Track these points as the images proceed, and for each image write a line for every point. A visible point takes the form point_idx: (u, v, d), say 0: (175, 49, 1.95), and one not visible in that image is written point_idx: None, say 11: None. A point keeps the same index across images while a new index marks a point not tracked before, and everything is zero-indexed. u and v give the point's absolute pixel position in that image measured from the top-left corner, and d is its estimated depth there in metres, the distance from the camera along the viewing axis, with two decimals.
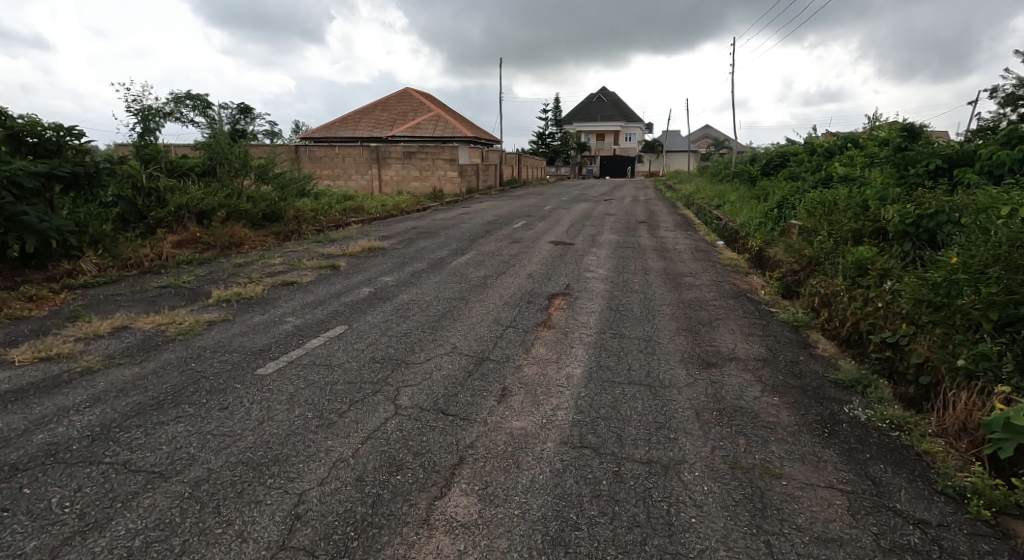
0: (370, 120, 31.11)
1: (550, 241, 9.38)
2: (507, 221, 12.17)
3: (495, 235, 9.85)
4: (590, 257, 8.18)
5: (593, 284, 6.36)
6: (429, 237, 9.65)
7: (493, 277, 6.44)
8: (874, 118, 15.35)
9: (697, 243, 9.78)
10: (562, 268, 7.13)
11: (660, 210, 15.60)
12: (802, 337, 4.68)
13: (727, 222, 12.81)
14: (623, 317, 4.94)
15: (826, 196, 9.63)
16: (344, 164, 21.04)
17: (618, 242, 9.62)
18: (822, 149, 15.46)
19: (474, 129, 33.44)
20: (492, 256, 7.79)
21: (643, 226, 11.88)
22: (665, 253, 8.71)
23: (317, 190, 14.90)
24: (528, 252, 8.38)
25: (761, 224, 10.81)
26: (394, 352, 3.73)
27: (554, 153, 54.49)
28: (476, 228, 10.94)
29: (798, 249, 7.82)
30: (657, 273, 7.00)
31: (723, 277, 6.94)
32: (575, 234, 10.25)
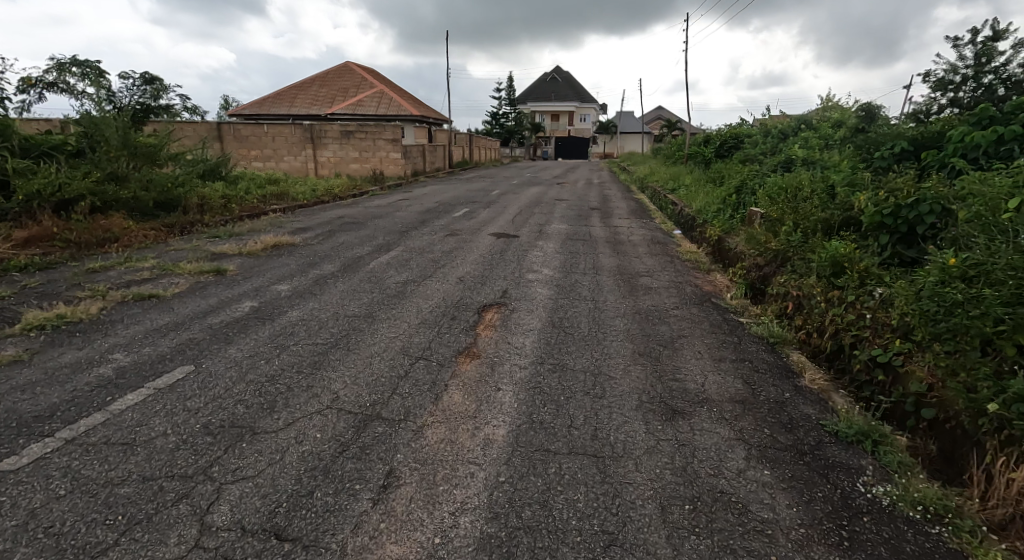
0: (308, 96, 29.12)
1: (491, 233, 8.36)
2: (447, 209, 11.05)
3: (431, 226, 8.74)
4: (535, 252, 7.20)
5: (534, 288, 5.40)
6: (355, 229, 8.46)
7: (416, 282, 5.38)
8: (827, 100, 14.94)
9: (652, 234, 8.96)
10: (500, 267, 6.13)
11: (614, 195, 14.83)
12: (782, 358, 3.86)
13: (682, 209, 12.09)
14: (567, 339, 3.99)
15: (788, 180, 8.95)
16: (275, 144, 19.40)
17: (567, 233, 8.69)
18: (777, 130, 14.93)
19: (421, 108, 31.83)
20: (420, 253, 6.72)
21: (595, 213, 11.01)
22: (618, 246, 7.84)
23: (237, 174, 13.37)
24: (464, 246, 7.33)
25: (719, 211, 10.09)
26: (242, 413, 2.66)
27: (507, 133, 53.18)
28: (411, 217, 9.80)
29: (762, 241, 7.09)
30: (609, 272, 6.11)
31: (683, 276, 6.10)
32: (520, 224, 9.26)
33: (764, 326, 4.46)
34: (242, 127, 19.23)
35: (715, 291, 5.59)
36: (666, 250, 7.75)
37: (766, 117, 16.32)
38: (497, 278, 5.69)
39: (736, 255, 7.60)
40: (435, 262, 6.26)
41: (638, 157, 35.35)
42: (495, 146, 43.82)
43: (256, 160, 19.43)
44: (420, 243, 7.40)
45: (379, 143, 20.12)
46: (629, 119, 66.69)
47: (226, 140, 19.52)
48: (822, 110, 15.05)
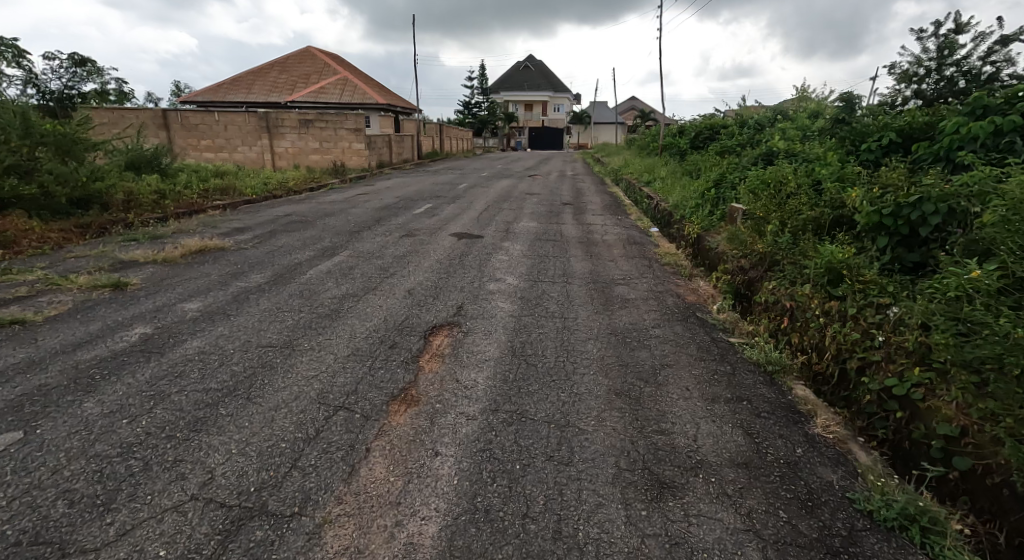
0: (266, 83, 27.93)
1: (452, 233, 7.60)
2: (407, 205, 10.26)
3: (386, 227, 7.93)
4: (498, 255, 6.48)
5: (494, 302, 4.69)
6: (300, 230, 7.62)
7: (355, 296, 4.60)
8: (802, 89, 14.52)
9: (627, 232, 8.31)
10: (457, 276, 5.39)
11: (587, 188, 14.17)
12: (785, 394, 3.22)
13: (659, 204, 11.49)
14: (528, 375, 3.29)
15: (770, 173, 8.39)
16: (228, 134, 18.81)
17: (535, 232, 8.00)
18: (753, 120, 14.41)
19: (388, 96, 30.70)
20: (367, 258, 5.96)
21: (567, 209, 10.35)
22: (591, 246, 7.17)
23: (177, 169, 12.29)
24: (419, 249, 6.56)
25: (697, 206, 9.50)
26: (57, 522, 1.91)
27: (479, 123, 52.18)
28: (366, 214, 8.99)
29: (747, 242, 6.49)
30: (580, 280, 5.43)
31: (663, 283, 5.45)
32: (485, 222, 8.53)
33: (759, 349, 3.83)
34: (192, 115, 18.70)
35: (699, 302, 4.94)
36: (642, 249, 7.09)
37: (742, 106, 15.82)
38: (450, 289, 4.93)
39: (717, 256, 7.01)
40: (382, 270, 5.49)
41: (613, 149, 34.82)
42: (467, 136, 42.91)
43: (208, 150, 18.97)
44: (370, 247, 6.61)
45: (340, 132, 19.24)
46: (602, 110, 66.25)
47: (173, 129, 18.96)
48: (799, 100, 14.59)
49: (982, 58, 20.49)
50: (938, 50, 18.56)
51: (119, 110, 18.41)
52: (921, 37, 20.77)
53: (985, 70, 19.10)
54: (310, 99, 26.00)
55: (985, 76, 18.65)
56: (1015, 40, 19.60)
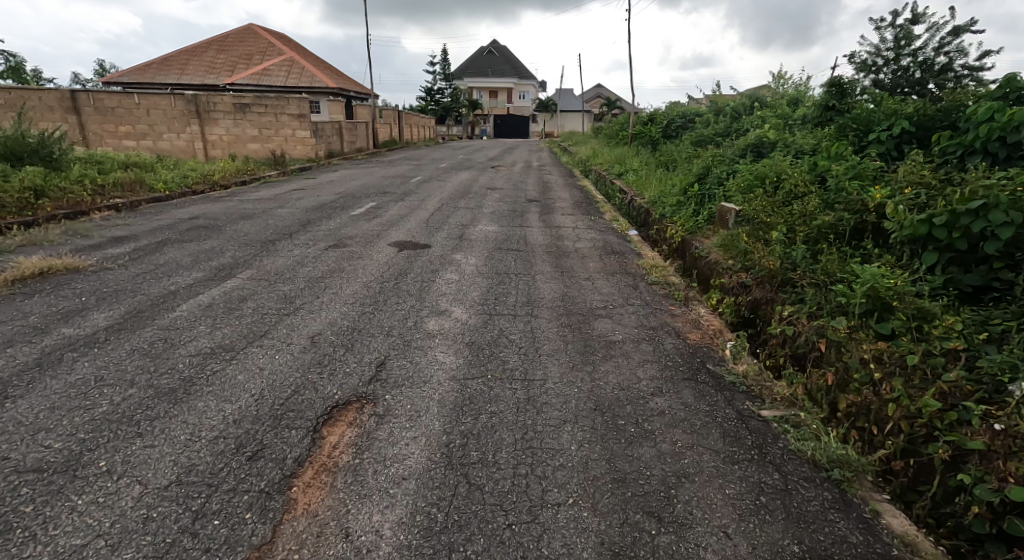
0: (204, 67, 27.45)
1: (391, 243, 6.25)
2: (346, 205, 8.86)
3: (313, 238, 6.52)
4: (444, 272, 5.17)
5: (427, 354, 3.40)
6: (199, 243, 6.23)
7: (229, 352, 3.24)
8: (779, 77, 13.48)
9: (602, 235, 7.09)
10: (384, 311, 4.06)
11: (555, 182, 12.94)
12: (877, 533, 2.03)
13: (635, 201, 10.31)
14: (469, 519, 2.02)
15: (762, 164, 7.13)
16: (150, 118, 18.48)
17: (493, 238, 6.69)
18: (729, 107, 13.27)
19: (341, 81, 28.75)
20: (270, 284, 4.60)
21: (532, 207, 9.08)
22: (559, 256, 5.92)
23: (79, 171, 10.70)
24: (343, 267, 5.22)
25: (678, 203, 8.30)
26: None
27: (441, 110, 50.41)
28: (292, 220, 7.56)
29: (749, 250, 5.24)
30: (548, 312, 4.17)
31: (654, 312, 4.20)
32: (434, 226, 7.20)
33: (810, 433, 2.58)
34: (106, 98, 18.42)
35: (704, 343, 3.69)
36: (622, 259, 5.85)
37: (716, 93, 14.68)
38: (370, 336, 3.60)
39: (706, 263, 5.79)
40: (284, 303, 4.14)
41: (580, 137, 33.61)
42: (430, 124, 41.26)
43: (126, 137, 18.76)
44: (280, 266, 5.25)
45: (282, 118, 19.34)
46: (568, 97, 64.99)
47: (85, 113, 18.53)
48: (775, 88, 13.50)
49: (939, 49, 20.10)
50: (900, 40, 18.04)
51: (21, 91, 17.76)
52: (883, 26, 20.21)
53: (940, 61, 18.76)
54: (252, 83, 25.39)
55: (947, 65, 18.21)
56: (973, 30, 19.31)
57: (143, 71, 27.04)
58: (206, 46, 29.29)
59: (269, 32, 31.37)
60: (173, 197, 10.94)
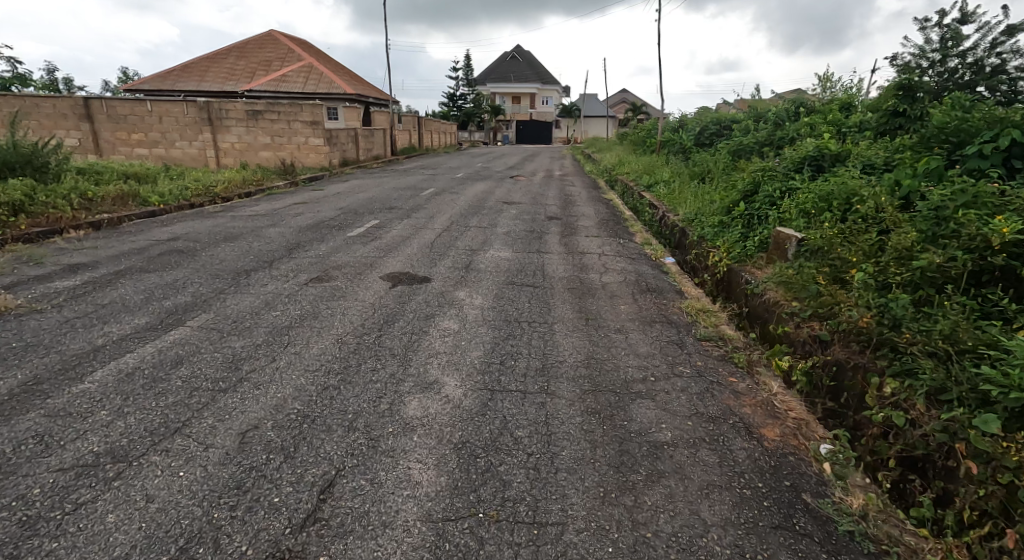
0: (223, 73, 27.31)
1: (384, 276, 5.31)
2: (345, 223, 8.02)
3: (295, 267, 5.63)
4: (440, 319, 4.20)
5: (394, 465, 2.43)
6: (164, 273, 5.41)
7: (117, 463, 2.30)
8: (826, 80, 12.15)
9: (634, 264, 6.02)
10: (352, 387, 3.08)
11: (578, 195, 11.91)
12: None
13: (669, 221, 9.20)
14: None
15: (826, 180, 5.96)
16: (163, 126, 18.18)
17: (504, 269, 5.70)
18: (770, 113, 11.99)
19: (359, 87, 28.18)
20: (221, 339, 3.71)
21: (552, 227, 8.06)
22: (583, 295, 4.90)
23: (71, 184, 10.12)
24: (317, 311, 4.29)
25: (720, 223, 7.19)
26: None
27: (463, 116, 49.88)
28: (279, 243, 6.72)
29: (824, 293, 4.11)
30: (568, 385, 3.16)
31: (711, 388, 3.14)
32: (437, 253, 6.24)
33: None
34: (120, 106, 18.09)
35: (788, 443, 2.61)
36: (659, 300, 4.79)
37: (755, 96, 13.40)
38: (324, 432, 2.63)
39: (761, 302, 4.68)
40: (226, 371, 3.21)
41: (603, 144, 32.41)
42: (450, 130, 40.53)
43: (140, 145, 18.43)
44: (244, 309, 4.36)
45: (295, 125, 18.67)
46: (593, 103, 63.82)
47: (98, 120, 18.30)
48: (822, 91, 12.11)
49: (994, 50, 18.50)
50: (953, 41, 16.61)
51: (35, 98, 17.79)
52: (933, 26, 18.70)
53: (993, 61, 17.12)
54: (270, 89, 25.01)
55: (1008, 68, 16.63)
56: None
57: (163, 78, 26.96)
58: (226, 53, 29.18)
59: (290, 39, 31.09)
60: (167, 212, 10.28)
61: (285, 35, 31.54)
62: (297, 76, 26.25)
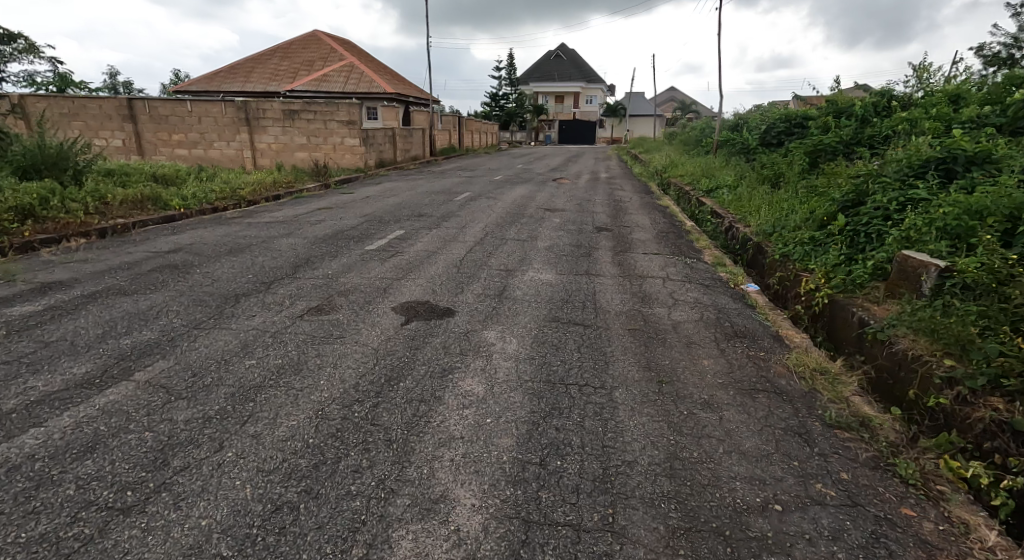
0: (266, 73, 27.25)
1: (398, 308, 4.30)
2: (367, 235, 7.13)
3: (296, 291, 4.70)
4: (461, 378, 3.16)
5: None
6: (144, 296, 4.56)
7: None
8: (922, 69, 10.53)
9: (709, 293, 4.84)
10: (317, 509, 2.06)
11: (629, 201, 10.73)
12: None
13: (741, 233, 7.90)
14: None
15: (969, 191, 4.64)
16: (202, 126, 17.94)
17: (547, 300, 4.61)
18: (854, 108, 10.44)
19: (400, 87, 27.61)
20: (164, 405, 2.75)
21: (602, 241, 6.91)
22: (649, 343, 3.75)
23: (92, 187, 9.58)
24: (302, 361, 3.29)
25: (814, 239, 5.91)
26: None
27: (507, 116, 49.13)
28: (289, 259, 5.85)
29: (1008, 355, 2.84)
30: (650, 515, 2.08)
31: (878, 535, 2.02)
32: (465, 276, 5.22)
33: None
34: (161, 106, 17.92)
35: None
36: (755, 352, 3.60)
37: (833, 89, 11.83)
38: None
39: (891, 354, 3.37)
40: (144, 469, 2.23)
41: (652, 143, 30.75)
42: (492, 130, 39.70)
43: (179, 145, 18.24)
44: (216, 352, 3.43)
45: (331, 125, 18.07)
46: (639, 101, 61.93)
47: (140, 121, 18.20)
48: (918, 83, 10.49)
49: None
50: None
51: (81, 98, 17.82)
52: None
53: None
54: (310, 89, 24.69)
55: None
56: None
57: (208, 79, 27.07)
58: (271, 53, 29.17)
59: (334, 39, 30.92)
60: (187, 216, 9.64)
61: (328, 35, 31.34)
62: (338, 75, 25.84)
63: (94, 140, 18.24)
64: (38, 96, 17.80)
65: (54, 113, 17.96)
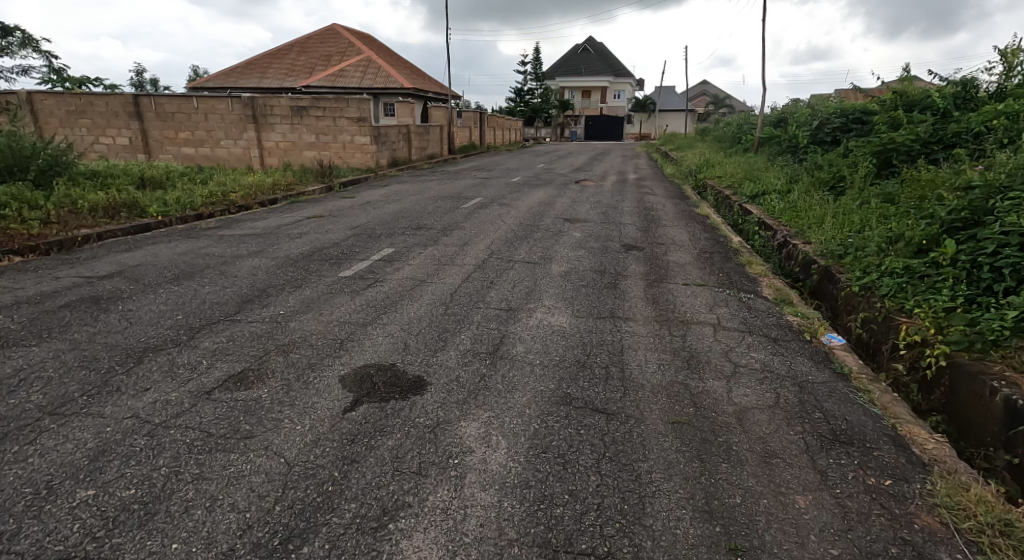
0: (283, 69, 26.50)
1: (350, 377, 3.13)
2: (350, 254, 6.01)
3: (223, 344, 3.54)
4: (409, 538, 1.99)
5: None
6: (26, 348, 3.47)
7: None
8: (1015, 54, 8.92)
9: (778, 354, 3.57)
10: None
11: (662, 208, 9.42)
12: None
13: (802, 253, 6.52)
14: None
15: None
16: (208, 124, 17.13)
17: (557, 364, 3.41)
18: (932, 101, 8.90)
19: (419, 82, 26.58)
20: None
21: (631, 265, 5.67)
22: (705, 457, 2.50)
23: (62, 192, 8.67)
24: (164, 494, 2.11)
25: (910, 271, 4.58)
26: None
27: (532, 112, 47.85)
28: (243, 289, 4.74)
29: None
30: None
31: None
32: (454, 321, 4.05)
33: None
34: (167, 102, 17.14)
35: None
36: (875, 479, 2.33)
37: (901, 79, 10.26)
38: None
39: None
40: None
41: (684, 139, 29.10)
42: (515, 126, 38.42)
43: (186, 143, 17.47)
44: (53, 463, 2.29)
45: (341, 122, 17.06)
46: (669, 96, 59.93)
47: (147, 118, 17.44)
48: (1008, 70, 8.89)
49: None
50: None
51: (87, 95, 17.15)
52: None
53: None
54: (326, 85, 23.82)
55: None
56: None
57: (225, 75, 26.42)
58: (289, 48, 28.42)
59: (353, 33, 30.08)
60: (164, 225, 8.64)
61: (348, 28, 30.49)
62: (355, 70, 24.90)
63: (101, 139, 17.55)
64: (46, 93, 17.27)
65: (61, 110, 17.35)
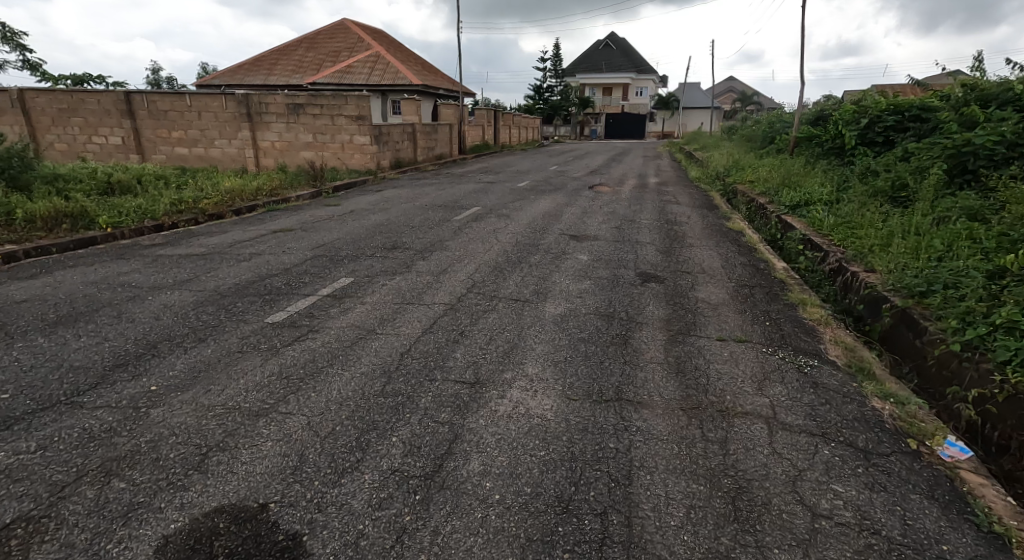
0: (290, 65, 25.58)
1: (180, 540, 1.93)
2: (294, 287, 4.81)
3: (23, 457, 2.35)
4: None
5: None
6: None
7: None
8: None
9: (876, 488, 2.28)
10: None
11: (687, 220, 8.09)
12: None
13: (865, 286, 5.13)
14: None
15: None
16: (202, 123, 16.20)
17: (524, 508, 2.16)
18: (1015, 92, 7.35)
19: (429, 79, 25.43)
20: None
21: (648, 307, 4.39)
22: None
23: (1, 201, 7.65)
24: None
25: None
26: None
27: (551, 110, 46.46)
28: (127, 344, 3.55)
29: None
30: None
31: None
32: (388, 409, 2.83)
33: None
34: (159, 100, 16.23)
35: None
36: None
37: (972, 69, 8.73)
38: None
39: None
40: None
41: (710, 139, 27.46)
42: (533, 124, 37.15)
43: (180, 143, 16.55)
44: None
45: (339, 120, 15.97)
46: (693, 93, 57.93)
47: (139, 116, 16.55)
48: None
49: None
50: None
51: (78, 92, 16.32)
52: None
53: None
54: (331, 82, 22.84)
55: None
56: None
57: (231, 73, 25.57)
58: (297, 45, 27.51)
59: (364, 28, 29.08)
60: (112, 239, 7.56)
61: (359, 24, 29.50)
62: (362, 67, 23.85)
63: (93, 139, 16.71)
64: (38, 91, 16.52)
65: (52, 109, 16.56)
